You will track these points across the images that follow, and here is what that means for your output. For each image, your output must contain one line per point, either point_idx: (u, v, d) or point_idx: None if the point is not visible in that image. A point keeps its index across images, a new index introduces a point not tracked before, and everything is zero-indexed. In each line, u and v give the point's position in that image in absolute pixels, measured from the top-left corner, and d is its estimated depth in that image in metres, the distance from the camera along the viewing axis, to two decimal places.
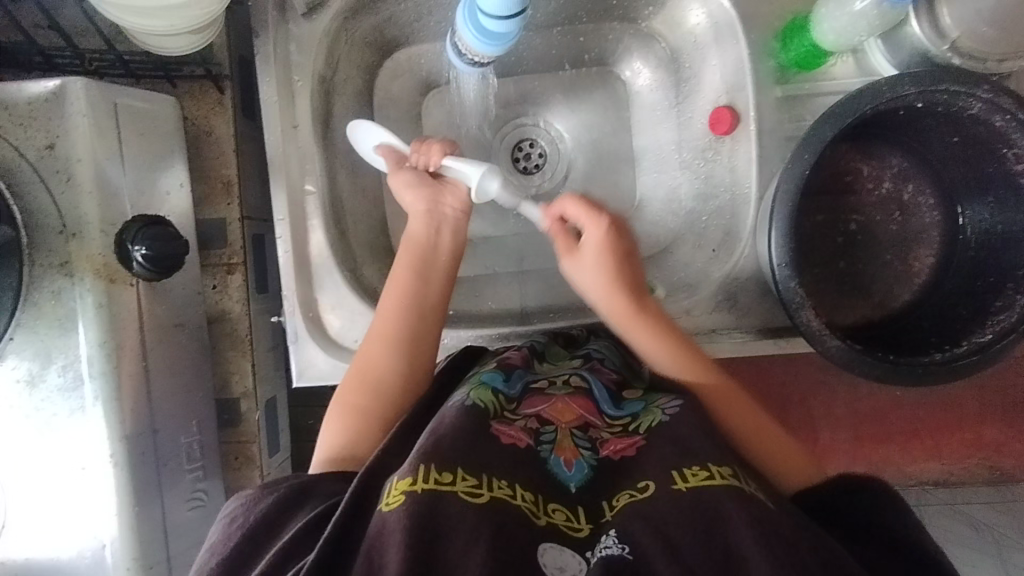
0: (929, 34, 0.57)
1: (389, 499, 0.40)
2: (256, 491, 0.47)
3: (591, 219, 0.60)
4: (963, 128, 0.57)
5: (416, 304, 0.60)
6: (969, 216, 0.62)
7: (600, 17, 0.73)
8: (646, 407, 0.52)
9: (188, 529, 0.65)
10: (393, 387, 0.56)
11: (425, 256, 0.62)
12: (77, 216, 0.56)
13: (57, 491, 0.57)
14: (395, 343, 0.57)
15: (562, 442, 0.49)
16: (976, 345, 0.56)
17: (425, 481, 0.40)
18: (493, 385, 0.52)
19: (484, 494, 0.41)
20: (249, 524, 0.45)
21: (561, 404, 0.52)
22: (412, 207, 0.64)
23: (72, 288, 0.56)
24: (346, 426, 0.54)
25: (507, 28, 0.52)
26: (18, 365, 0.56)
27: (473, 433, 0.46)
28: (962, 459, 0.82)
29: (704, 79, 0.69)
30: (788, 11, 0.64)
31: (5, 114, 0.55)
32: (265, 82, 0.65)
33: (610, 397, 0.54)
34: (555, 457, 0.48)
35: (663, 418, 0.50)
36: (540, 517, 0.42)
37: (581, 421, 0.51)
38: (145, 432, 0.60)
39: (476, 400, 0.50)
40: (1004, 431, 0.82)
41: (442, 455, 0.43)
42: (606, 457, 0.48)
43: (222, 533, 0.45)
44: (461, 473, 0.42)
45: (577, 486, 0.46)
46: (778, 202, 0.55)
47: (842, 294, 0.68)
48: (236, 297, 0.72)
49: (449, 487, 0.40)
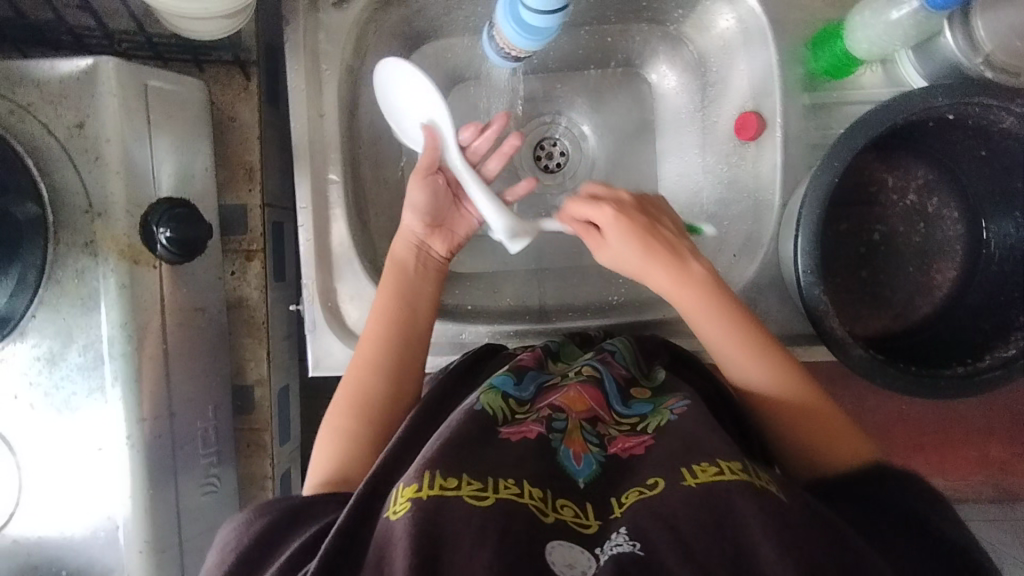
0: (963, 46, 0.57)
1: (396, 507, 0.40)
2: (248, 512, 0.47)
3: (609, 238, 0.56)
4: (993, 140, 0.57)
5: (398, 325, 0.60)
6: (993, 229, 0.62)
7: (629, 18, 0.73)
8: (654, 408, 0.52)
9: (200, 514, 0.65)
10: (382, 409, 0.56)
11: (407, 275, 0.63)
12: (104, 195, 0.56)
13: (72, 470, 0.58)
14: (383, 366, 0.58)
15: (571, 434, 0.49)
16: (1000, 359, 0.56)
17: (431, 487, 0.41)
18: (504, 389, 0.52)
19: (489, 496, 0.41)
20: (244, 545, 0.44)
21: (574, 393, 0.52)
22: (408, 225, 0.65)
23: (96, 267, 0.56)
24: (334, 449, 0.53)
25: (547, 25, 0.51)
26: (39, 343, 0.56)
27: (480, 438, 0.46)
28: (967, 475, 0.82)
29: (731, 84, 0.69)
30: (820, 19, 0.64)
31: (36, 90, 0.55)
32: (293, 69, 0.65)
33: (619, 393, 0.55)
34: (564, 449, 0.48)
35: (671, 419, 0.50)
36: (548, 514, 0.42)
37: (591, 414, 0.51)
38: (163, 415, 0.60)
39: (484, 406, 0.50)
40: (1009, 447, 0.81)
41: (447, 463, 0.43)
42: (614, 455, 0.48)
43: (216, 558, 0.45)
44: (467, 477, 0.42)
45: (585, 481, 0.46)
46: (806, 210, 0.56)
47: (862, 304, 0.67)
48: (254, 284, 0.72)
49: (455, 492, 0.41)
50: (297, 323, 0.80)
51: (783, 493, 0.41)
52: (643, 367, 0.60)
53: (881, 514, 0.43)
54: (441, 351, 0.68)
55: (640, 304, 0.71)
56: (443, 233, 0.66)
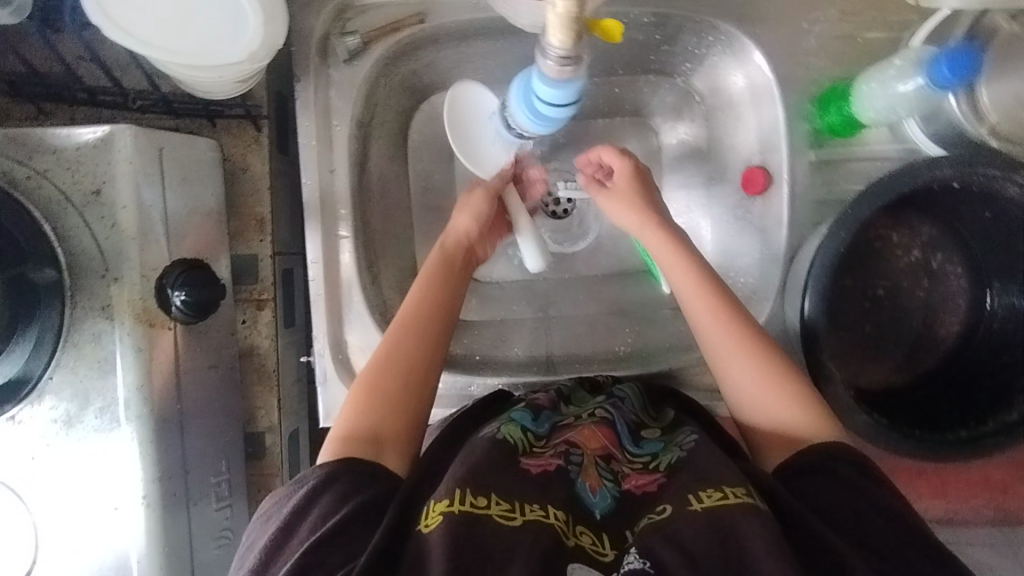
0: (966, 112, 0.58)
1: (428, 520, 0.46)
2: (288, 487, 0.50)
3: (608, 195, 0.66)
4: (998, 206, 0.57)
5: (440, 305, 0.61)
6: (996, 298, 0.63)
7: (635, 70, 0.74)
8: (665, 447, 0.57)
9: (214, 567, 0.66)
10: (416, 368, 0.57)
11: (450, 268, 0.65)
12: (120, 260, 0.57)
13: (89, 528, 0.58)
14: (421, 326, 0.59)
15: (588, 468, 0.54)
16: (1003, 423, 0.57)
17: (461, 503, 0.46)
18: (523, 423, 0.57)
19: (518, 517, 0.47)
20: (282, 517, 0.48)
21: (589, 430, 0.57)
22: (460, 227, 0.67)
23: (113, 330, 0.57)
24: (370, 408, 0.55)
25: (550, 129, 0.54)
26: (56, 405, 0.57)
27: (506, 466, 0.52)
28: (967, 497, 0.81)
29: (738, 136, 0.70)
30: (827, 77, 0.64)
31: (54, 158, 0.56)
32: (304, 126, 0.66)
33: (630, 433, 0.59)
34: (581, 482, 0.53)
35: (681, 455, 0.55)
36: (569, 538, 0.47)
37: (606, 452, 0.56)
38: (178, 472, 0.61)
39: (506, 436, 0.55)
40: (1007, 471, 0.81)
41: (476, 481, 0.49)
42: (628, 491, 0.53)
43: (259, 529, 0.50)
44: (495, 498, 0.48)
45: (602, 513, 0.51)
46: (812, 274, 0.57)
47: (865, 356, 0.68)
48: (265, 332, 0.72)
49: (485, 510, 0.46)
50: (305, 368, 0.81)
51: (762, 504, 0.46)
52: (652, 414, 0.63)
53: (867, 523, 0.46)
54: (449, 403, 0.69)
55: (648, 355, 0.72)
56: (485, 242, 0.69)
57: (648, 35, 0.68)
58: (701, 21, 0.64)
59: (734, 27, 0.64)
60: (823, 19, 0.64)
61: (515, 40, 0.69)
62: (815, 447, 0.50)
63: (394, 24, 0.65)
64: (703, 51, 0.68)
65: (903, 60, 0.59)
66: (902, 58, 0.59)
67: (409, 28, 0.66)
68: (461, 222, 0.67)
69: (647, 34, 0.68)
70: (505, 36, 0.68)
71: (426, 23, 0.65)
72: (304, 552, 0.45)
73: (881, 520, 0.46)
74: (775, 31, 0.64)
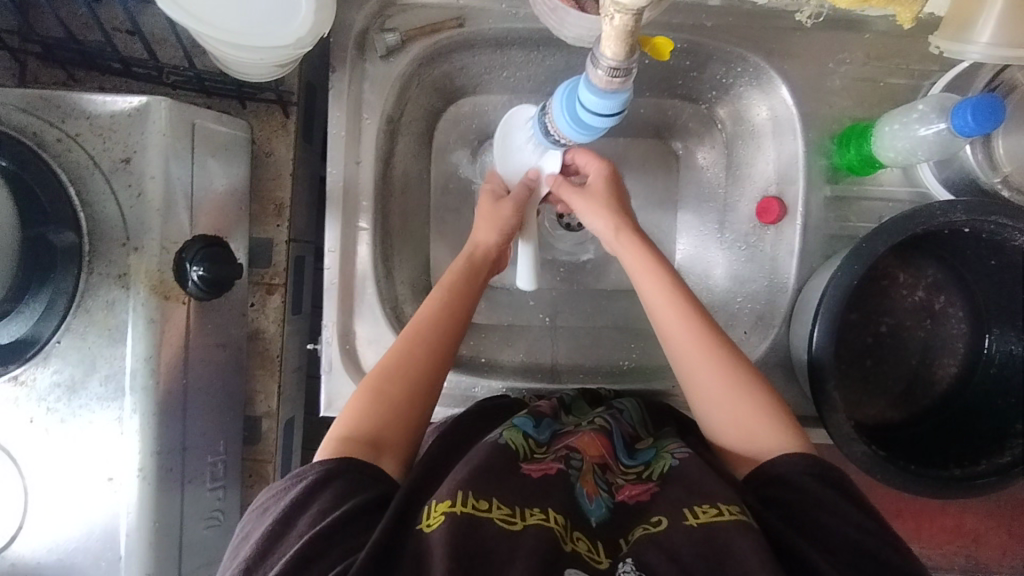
0: (982, 163, 0.61)
1: (429, 520, 0.46)
2: (285, 481, 0.50)
3: (583, 196, 0.66)
4: (1004, 255, 0.60)
5: (447, 334, 0.60)
6: (995, 343, 0.66)
7: (662, 93, 0.76)
8: (657, 454, 0.58)
9: (201, 548, 0.65)
10: (422, 383, 0.57)
11: (473, 273, 0.66)
12: (142, 230, 0.57)
13: (82, 497, 0.58)
14: (427, 340, 0.59)
15: (585, 475, 0.54)
16: (995, 466, 0.59)
17: (464, 505, 0.47)
18: (524, 428, 0.57)
19: (518, 521, 0.47)
20: (282, 508, 0.48)
21: (588, 438, 0.58)
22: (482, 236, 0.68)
23: (126, 299, 0.57)
24: (372, 415, 0.54)
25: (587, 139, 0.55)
26: (61, 369, 0.57)
27: (507, 470, 0.52)
28: (942, 544, 0.82)
29: (757, 166, 0.72)
30: (847, 116, 0.67)
31: (86, 122, 0.56)
32: (334, 116, 0.67)
33: (625, 445, 0.59)
34: (579, 487, 0.53)
35: (673, 463, 0.55)
36: (566, 542, 0.47)
37: (602, 461, 0.56)
38: (176, 448, 0.60)
39: (508, 441, 0.55)
40: (985, 523, 0.83)
41: (479, 486, 0.49)
42: (622, 501, 0.53)
43: (255, 521, 0.49)
44: (496, 502, 0.48)
45: (597, 521, 0.51)
46: (824, 304, 0.58)
47: (864, 391, 0.69)
48: (273, 317, 0.72)
49: (486, 513, 0.47)
50: (306, 357, 0.81)
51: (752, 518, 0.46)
52: (650, 429, 0.64)
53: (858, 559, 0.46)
54: (451, 403, 0.69)
55: (650, 372, 0.73)
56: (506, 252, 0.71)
57: (679, 61, 0.69)
58: (732, 52, 0.66)
59: (763, 60, 0.66)
60: (848, 60, 0.66)
61: (549, 52, 0.70)
62: (784, 455, 0.52)
63: (433, 26, 0.66)
64: (729, 80, 0.70)
65: (926, 106, 0.60)
66: (925, 104, 0.60)
67: (447, 31, 0.67)
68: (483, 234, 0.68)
69: (677, 59, 0.69)
70: (539, 48, 0.69)
71: (464, 28, 0.66)
72: (303, 545, 0.45)
73: (852, 532, 0.47)
74: (801, 68, 0.66)
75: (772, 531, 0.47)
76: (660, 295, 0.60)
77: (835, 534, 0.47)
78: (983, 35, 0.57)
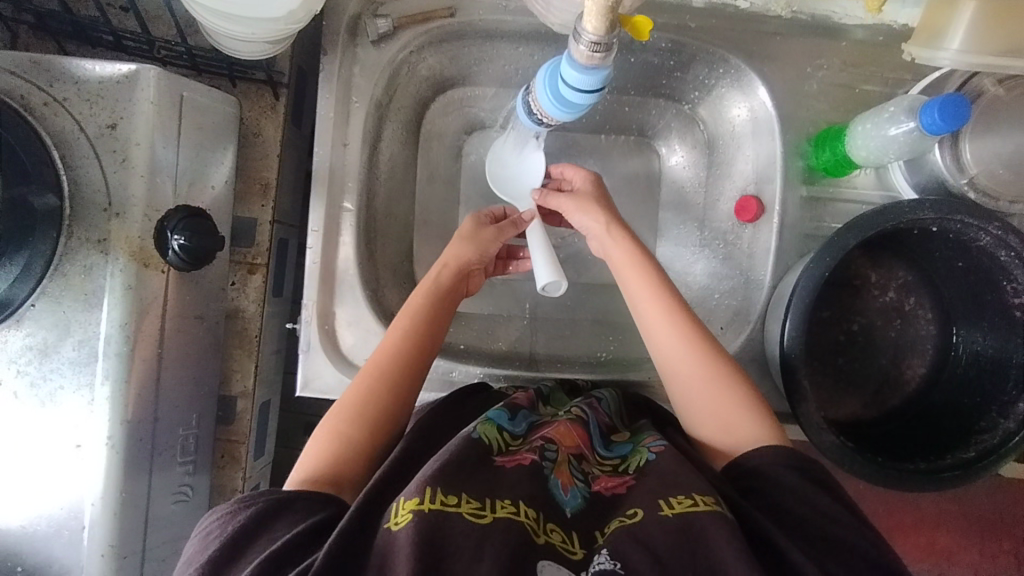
0: (950, 165, 0.62)
1: (397, 518, 0.45)
2: (230, 505, 0.49)
3: (572, 197, 0.67)
4: (970, 256, 0.61)
5: (419, 351, 0.61)
6: (962, 341, 0.66)
7: (647, 93, 0.78)
8: (633, 448, 0.58)
9: (169, 523, 0.64)
10: (392, 398, 0.58)
11: (440, 295, 0.64)
12: (124, 196, 0.57)
13: (48, 466, 0.57)
14: (403, 353, 0.60)
15: (561, 465, 0.54)
16: (959, 461, 0.59)
17: (432, 502, 0.45)
18: (499, 423, 0.57)
19: (487, 515, 0.46)
20: (229, 534, 0.46)
21: (565, 428, 0.57)
22: (452, 254, 0.66)
23: (104, 265, 0.57)
24: (343, 433, 0.55)
25: (572, 118, 0.57)
26: (34, 332, 0.56)
27: (480, 463, 0.51)
28: (912, 558, 0.83)
29: (736, 167, 0.74)
30: (823, 120, 0.69)
31: (74, 87, 0.57)
32: (324, 98, 0.68)
33: (601, 436, 0.60)
34: (554, 478, 0.52)
35: (650, 457, 0.55)
36: (539, 535, 0.46)
37: (578, 451, 0.56)
38: (147, 419, 0.60)
39: (481, 436, 0.54)
40: (955, 538, 0.84)
41: (448, 481, 0.48)
42: (598, 492, 0.53)
43: (197, 547, 0.47)
44: (465, 496, 0.47)
45: (572, 511, 0.51)
46: (796, 296, 0.59)
47: (836, 389, 0.71)
48: (253, 296, 0.72)
49: (455, 508, 0.46)
50: (284, 340, 0.81)
51: (728, 511, 0.47)
52: (626, 421, 0.64)
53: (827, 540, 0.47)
54: (429, 387, 0.69)
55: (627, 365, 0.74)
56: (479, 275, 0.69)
57: (663, 60, 0.71)
58: (714, 52, 0.68)
59: (744, 62, 0.68)
60: (826, 65, 0.69)
61: (537, 46, 0.72)
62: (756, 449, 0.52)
63: (425, 14, 0.68)
64: (712, 80, 0.72)
65: (897, 106, 0.62)
66: (896, 104, 0.62)
67: (438, 20, 0.68)
68: (457, 250, 0.67)
69: (662, 59, 0.71)
70: (528, 41, 0.71)
71: (455, 17, 0.68)
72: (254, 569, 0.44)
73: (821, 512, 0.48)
74: (781, 71, 0.68)
75: (749, 521, 0.48)
76: (646, 304, 0.60)
77: (804, 518, 0.48)
78: (955, 43, 0.62)
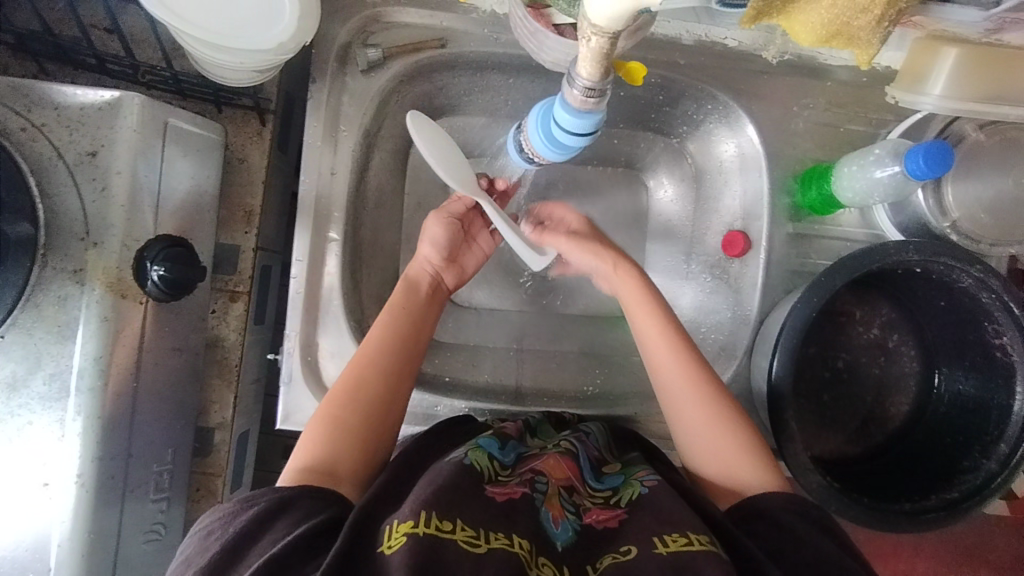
0: (933, 208, 0.63)
1: (390, 541, 0.43)
2: (232, 505, 0.47)
3: (570, 239, 0.65)
4: (952, 296, 0.62)
5: (412, 343, 0.61)
6: (945, 382, 0.67)
7: (636, 125, 0.78)
8: (625, 481, 0.57)
9: (137, 562, 0.62)
10: (388, 393, 0.58)
11: (416, 299, 0.64)
12: (102, 224, 0.56)
13: (12, 505, 0.54)
14: (394, 349, 0.60)
15: (551, 499, 0.53)
16: (944, 501, 0.59)
17: (427, 526, 0.44)
18: (490, 450, 0.56)
19: (482, 545, 0.44)
20: (229, 536, 0.45)
21: (554, 461, 0.57)
22: (424, 256, 0.67)
23: (80, 295, 0.55)
24: (339, 431, 0.54)
25: (562, 158, 0.57)
26: (3, 365, 0.54)
27: (472, 490, 0.50)
28: None
29: (723, 201, 0.74)
30: (809, 158, 0.70)
31: (53, 113, 0.55)
32: (311, 126, 0.67)
33: (592, 469, 0.59)
34: (544, 511, 0.51)
35: (642, 491, 0.55)
36: (532, 568, 0.45)
37: (568, 484, 0.55)
38: (120, 455, 0.58)
39: (473, 461, 0.53)
40: (934, 568, 0.84)
41: (442, 506, 0.46)
42: (589, 525, 0.52)
43: (197, 548, 0.46)
44: (460, 524, 0.45)
45: (563, 545, 0.49)
46: (783, 335, 0.59)
47: (822, 425, 0.71)
48: (234, 325, 0.70)
49: (450, 535, 0.44)
50: (264, 368, 0.79)
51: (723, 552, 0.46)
52: (616, 454, 0.63)
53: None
54: (413, 421, 0.68)
55: (614, 399, 0.74)
56: (454, 268, 0.69)
57: (653, 95, 0.72)
58: (702, 89, 0.69)
59: (731, 100, 0.68)
60: (811, 105, 0.70)
61: (527, 78, 0.72)
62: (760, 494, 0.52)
63: (416, 45, 0.68)
64: (700, 116, 0.73)
65: (882, 150, 0.63)
66: (881, 148, 0.63)
67: (428, 51, 0.68)
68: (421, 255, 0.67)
69: (650, 94, 0.72)
70: (518, 74, 0.71)
71: (446, 49, 0.68)
72: None
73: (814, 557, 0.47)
74: (768, 110, 0.69)
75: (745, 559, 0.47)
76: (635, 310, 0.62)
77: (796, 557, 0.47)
78: (936, 88, 0.62)
